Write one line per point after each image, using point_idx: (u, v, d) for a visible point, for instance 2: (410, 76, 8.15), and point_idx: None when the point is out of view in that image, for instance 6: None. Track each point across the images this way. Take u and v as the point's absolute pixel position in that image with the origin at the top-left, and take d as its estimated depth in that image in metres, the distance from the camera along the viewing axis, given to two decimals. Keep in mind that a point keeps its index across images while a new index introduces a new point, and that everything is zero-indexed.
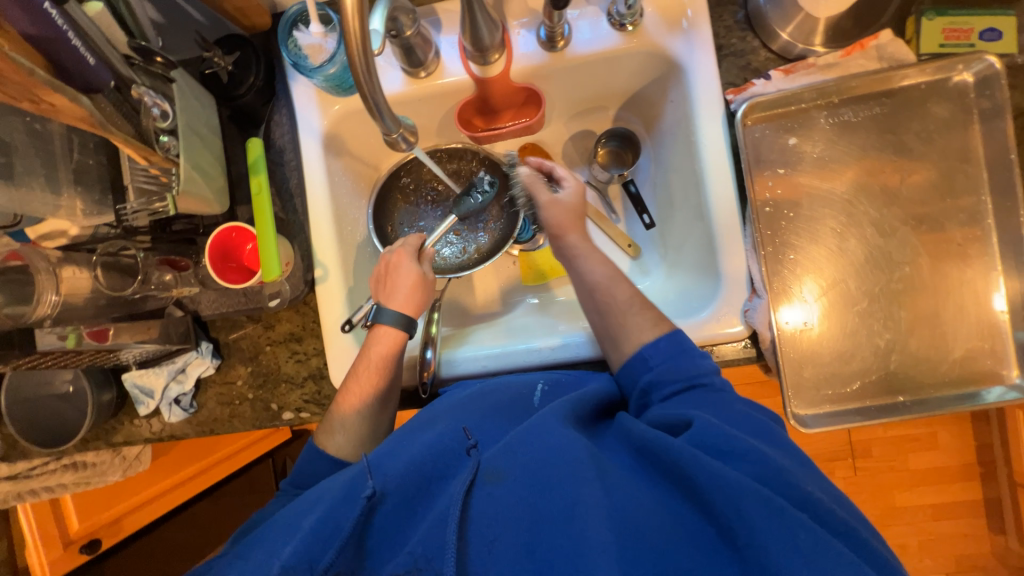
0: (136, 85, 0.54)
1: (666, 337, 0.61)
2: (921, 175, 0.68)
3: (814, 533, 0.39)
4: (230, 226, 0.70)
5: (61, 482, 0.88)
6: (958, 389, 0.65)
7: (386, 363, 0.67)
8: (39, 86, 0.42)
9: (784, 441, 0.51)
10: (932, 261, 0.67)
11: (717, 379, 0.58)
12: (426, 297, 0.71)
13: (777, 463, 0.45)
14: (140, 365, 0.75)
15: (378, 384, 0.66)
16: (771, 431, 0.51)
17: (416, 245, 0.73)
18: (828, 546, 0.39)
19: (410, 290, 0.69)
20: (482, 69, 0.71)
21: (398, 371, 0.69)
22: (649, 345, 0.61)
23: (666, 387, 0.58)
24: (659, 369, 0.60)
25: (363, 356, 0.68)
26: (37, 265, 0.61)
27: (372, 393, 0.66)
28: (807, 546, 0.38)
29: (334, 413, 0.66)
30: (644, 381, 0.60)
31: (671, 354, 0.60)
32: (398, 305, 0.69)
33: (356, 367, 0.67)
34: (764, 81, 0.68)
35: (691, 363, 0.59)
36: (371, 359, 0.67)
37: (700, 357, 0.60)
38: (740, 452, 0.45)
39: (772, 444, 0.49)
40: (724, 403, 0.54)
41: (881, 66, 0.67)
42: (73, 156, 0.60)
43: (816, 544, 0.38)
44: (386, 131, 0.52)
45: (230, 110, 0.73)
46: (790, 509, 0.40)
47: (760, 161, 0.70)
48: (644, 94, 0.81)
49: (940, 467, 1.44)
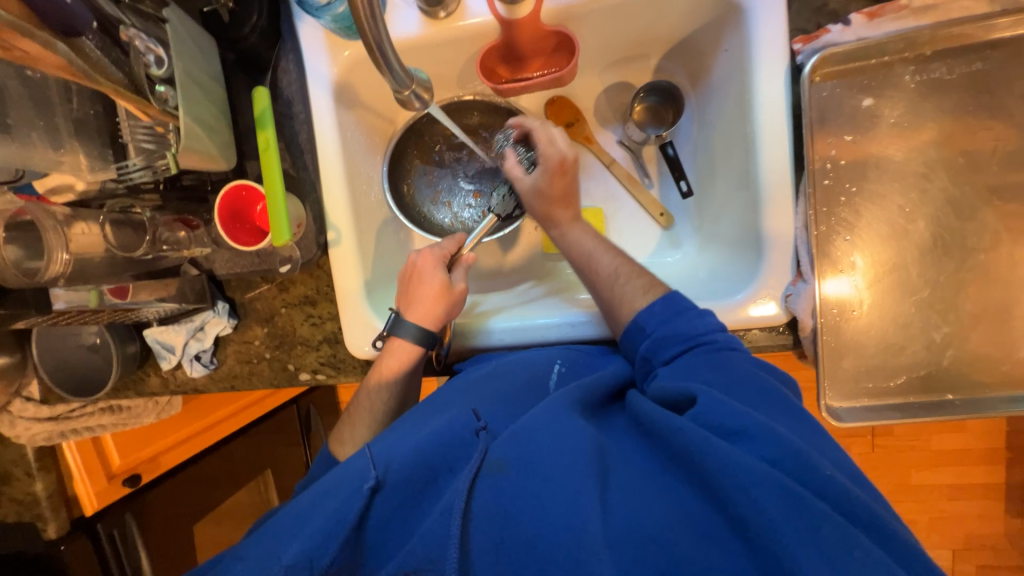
0: (125, 26, 0.49)
1: (660, 300, 0.60)
2: (1018, 146, 0.58)
3: (827, 519, 0.38)
4: (239, 184, 0.67)
5: (99, 423, 0.93)
6: (1016, 390, 0.60)
7: (394, 376, 0.66)
8: (2, 29, 0.37)
9: (791, 406, 0.48)
10: (1012, 248, 0.59)
11: (721, 336, 0.56)
12: (448, 312, 0.67)
13: (797, 444, 0.42)
14: (161, 322, 0.75)
15: (388, 391, 0.66)
16: (784, 399, 0.49)
17: (449, 253, 0.70)
18: (848, 540, 0.37)
19: (433, 303, 0.66)
20: (510, 10, 0.61)
21: (414, 376, 0.68)
22: (644, 311, 0.60)
23: (666, 351, 0.57)
24: (657, 333, 0.58)
25: (374, 371, 0.67)
26: (44, 223, 0.58)
27: (384, 399, 0.66)
28: (820, 537, 0.37)
29: (350, 421, 0.68)
30: (645, 348, 0.59)
31: (668, 316, 0.59)
32: (415, 314, 0.66)
33: (367, 383, 0.67)
34: (842, 26, 0.58)
35: (690, 324, 0.57)
36: (383, 371, 0.66)
37: (702, 315, 0.58)
38: (752, 431, 0.43)
39: (782, 415, 0.46)
40: (728, 368, 0.52)
41: (992, 9, 0.55)
42: (71, 104, 0.56)
43: (837, 540, 0.37)
44: (396, 87, 0.47)
45: (235, 54, 0.67)
46: (810, 500, 0.38)
47: (825, 126, 0.61)
48: (693, 40, 0.70)
49: (963, 449, 1.40)
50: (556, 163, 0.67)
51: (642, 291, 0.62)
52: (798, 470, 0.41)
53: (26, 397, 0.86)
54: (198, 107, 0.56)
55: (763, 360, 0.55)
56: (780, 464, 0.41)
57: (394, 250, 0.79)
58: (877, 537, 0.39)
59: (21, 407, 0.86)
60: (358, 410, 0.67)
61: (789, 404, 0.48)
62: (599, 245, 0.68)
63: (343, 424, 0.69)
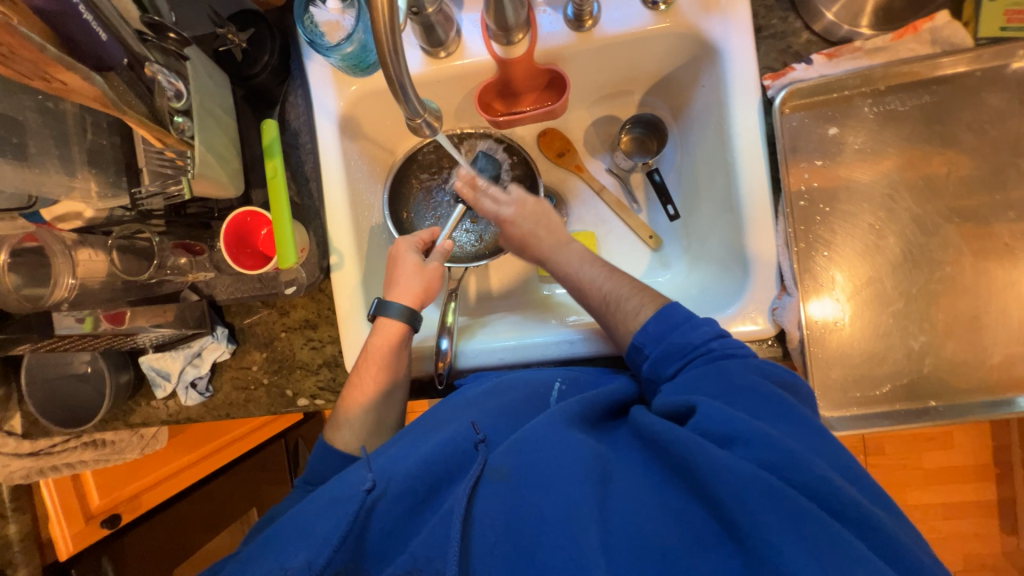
0: (150, 62, 0.52)
1: (653, 319, 0.61)
2: (969, 169, 0.64)
3: (816, 518, 0.39)
4: (245, 211, 0.68)
5: (81, 459, 0.89)
6: (993, 396, 0.63)
7: (386, 356, 0.67)
8: (50, 63, 0.40)
9: (800, 415, 0.49)
10: (974, 261, 0.64)
11: (717, 344, 0.57)
12: (425, 289, 0.70)
13: (788, 447, 0.43)
14: (157, 349, 0.75)
15: (384, 377, 0.66)
16: (787, 409, 0.49)
17: (425, 239, 0.74)
18: (836, 540, 0.38)
19: (410, 282, 0.69)
20: (505, 50, 0.67)
21: (400, 359, 0.68)
22: (640, 332, 0.61)
23: (669, 365, 0.58)
24: (655, 353, 0.60)
25: (365, 353, 0.67)
26: (52, 248, 0.60)
27: (378, 387, 0.66)
28: (810, 537, 0.38)
29: (344, 407, 0.67)
30: (647, 368, 0.60)
31: (663, 333, 0.60)
32: (395, 296, 0.69)
33: (358, 363, 0.67)
34: (805, 65, 0.64)
35: (684, 336, 0.59)
36: (372, 355, 0.66)
37: (699, 326, 0.59)
38: (746, 437, 0.45)
39: (779, 423, 0.47)
40: (725, 375, 0.53)
41: (935, 50, 0.62)
42: (87, 135, 0.59)
43: (827, 538, 0.38)
44: (410, 115, 0.49)
45: (244, 90, 0.70)
46: (796, 500, 0.40)
47: (797, 152, 0.66)
48: (672, 78, 0.77)
49: (954, 467, 1.42)
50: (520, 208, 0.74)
51: (635, 312, 0.64)
52: (789, 473, 0.42)
53: (7, 430, 0.82)
54: (211, 137, 0.59)
55: (765, 365, 0.55)
56: (771, 467, 0.42)
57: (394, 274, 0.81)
58: (869, 538, 0.40)
59: None
60: (350, 389, 0.67)
61: (791, 411, 0.48)
62: (587, 261, 0.71)
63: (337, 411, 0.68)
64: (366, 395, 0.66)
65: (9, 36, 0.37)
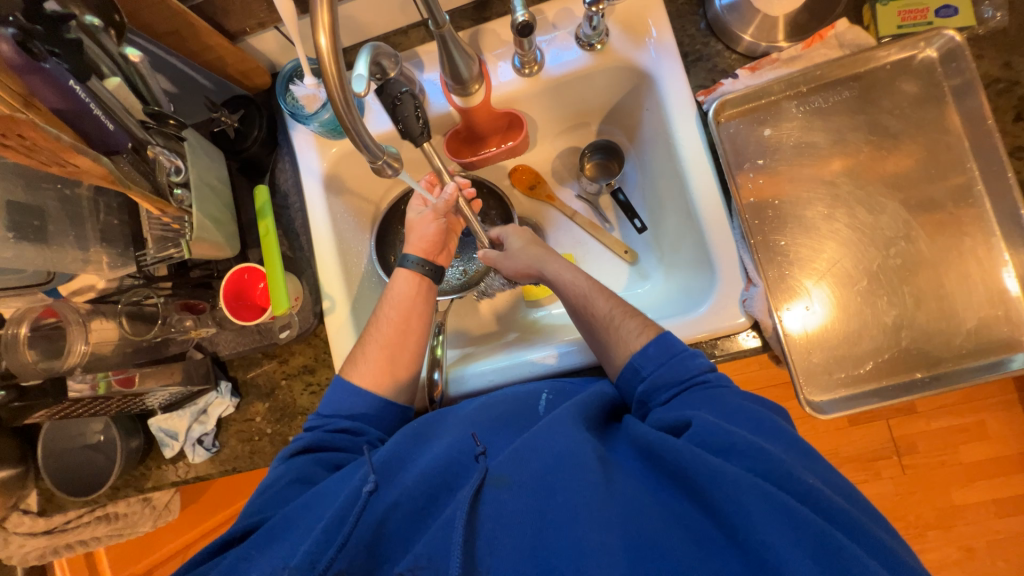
0: (152, 145, 0.61)
1: (653, 342, 0.60)
2: (902, 150, 0.68)
3: (810, 522, 0.40)
4: (242, 268, 0.74)
5: (94, 535, 0.89)
6: (977, 360, 0.63)
7: (409, 299, 0.74)
8: (65, 149, 0.48)
9: (789, 436, 0.50)
10: (928, 234, 0.67)
11: (711, 375, 0.57)
12: (429, 240, 0.78)
13: (778, 458, 0.45)
14: (166, 409, 0.78)
15: (404, 317, 0.73)
16: (776, 426, 0.50)
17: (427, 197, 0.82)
18: (831, 542, 0.39)
19: (421, 236, 0.78)
20: (465, 100, 0.74)
21: (419, 303, 0.75)
22: (638, 354, 0.61)
23: (663, 393, 0.58)
24: (653, 376, 0.59)
25: (388, 297, 0.75)
26: (68, 318, 0.67)
27: (397, 323, 0.72)
28: (806, 540, 0.39)
29: (363, 343, 0.72)
30: (640, 391, 0.60)
31: (663, 359, 0.59)
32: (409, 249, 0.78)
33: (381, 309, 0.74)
34: (731, 80, 0.71)
35: (682, 366, 0.58)
36: (395, 299, 0.74)
37: (692, 357, 0.59)
38: (741, 449, 0.46)
39: (775, 439, 0.49)
40: (720, 399, 0.54)
41: (845, 52, 0.69)
42: (99, 217, 0.67)
43: (822, 542, 0.39)
44: (372, 159, 0.55)
45: (238, 163, 0.79)
46: (792, 506, 0.41)
47: (739, 155, 0.72)
48: (621, 106, 0.84)
49: (994, 458, 1.34)
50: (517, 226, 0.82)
51: (636, 333, 0.63)
52: (782, 482, 0.43)
53: (24, 509, 0.83)
54: (208, 205, 0.67)
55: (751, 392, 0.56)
56: (768, 477, 0.44)
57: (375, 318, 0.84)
58: (863, 542, 0.41)
59: (16, 521, 0.82)
60: (369, 333, 0.72)
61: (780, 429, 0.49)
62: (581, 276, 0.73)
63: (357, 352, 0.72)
64: (388, 337, 0.71)
65: (33, 133, 0.45)
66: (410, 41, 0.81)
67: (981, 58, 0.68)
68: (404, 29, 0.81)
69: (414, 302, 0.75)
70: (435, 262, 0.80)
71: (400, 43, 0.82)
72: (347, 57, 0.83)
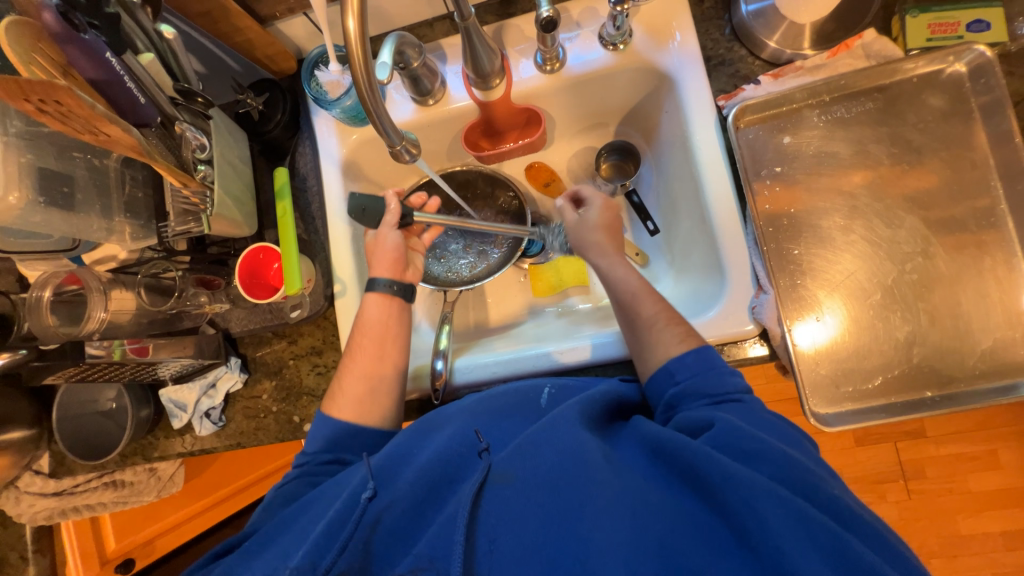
0: (179, 121, 0.62)
1: (691, 351, 0.59)
2: (925, 164, 0.67)
3: (828, 530, 0.40)
4: (258, 247, 0.76)
5: (101, 501, 0.91)
6: (990, 382, 0.62)
7: (378, 324, 0.71)
8: (98, 117, 0.49)
9: (809, 446, 0.50)
10: (946, 251, 0.66)
11: (748, 397, 0.56)
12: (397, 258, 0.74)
13: (803, 468, 0.45)
14: (176, 381, 0.80)
15: (374, 343, 0.70)
16: (799, 443, 0.51)
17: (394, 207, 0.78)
18: (853, 553, 0.39)
19: (384, 255, 0.74)
20: (485, 94, 0.75)
21: (393, 325, 0.72)
22: (674, 359, 0.60)
23: (691, 403, 0.57)
24: (687, 382, 0.58)
25: (359, 325, 0.72)
26: (90, 285, 0.68)
27: (370, 355, 0.70)
28: (822, 546, 0.39)
29: (339, 378, 0.70)
30: (669, 395, 0.59)
31: (699, 369, 0.58)
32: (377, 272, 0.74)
33: (354, 337, 0.72)
34: (754, 85, 0.71)
35: (717, 381, 0.57)
36: (365, 327, 0.71)
37: (729, 375, 0.57)
38: (763, 454, 0.46)
39: (795, 449, 0.49)
40: (745, 413, 0.53)
41: (871, 63, 0.68)
42: (125, 189, 0.69)
43: (841, 551, 0.39)
44: (390, 143, 0.56)
45: (260, 145, 0.80)
46: (810, 513, 0.41)
47: (756, 162, 0.71)
48: (640, 107, 0.84)
49: (1005, 489, 1.30)
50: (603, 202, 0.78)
51: (677, 339, 0.62)
52: (802, 490, 0.43)
53: (36, 470, 0.86)
54: (230, 183, 0.69)
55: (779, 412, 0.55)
56: (778, 478, 0.44)
57: None
58: (872, 543, 0.41)
59: (28, 480, 0.85)
60: (345, 363, 0.71)
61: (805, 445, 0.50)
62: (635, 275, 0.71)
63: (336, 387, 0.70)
64: (364, 367, 0.69)
65: (69, 99, 0.46)
66: (435, 33, 0.82)
67: (1012, 76, 0.67)
68: (429, 22, 0.82)
69: (389, 325, 0.73)
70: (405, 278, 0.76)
71: (425, 35, 0.83)
72: (372, 46, 0.84)
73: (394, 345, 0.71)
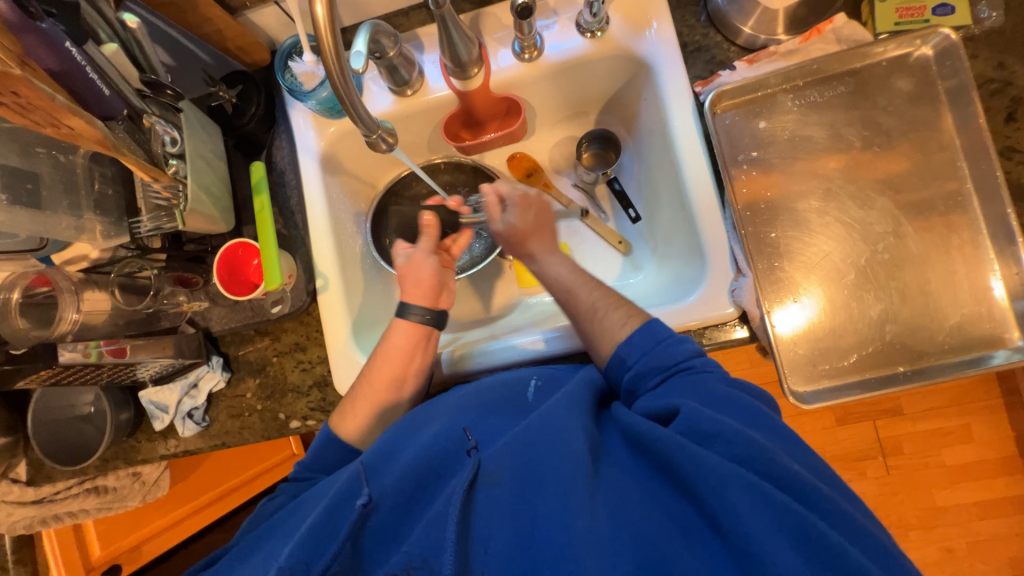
0: (147, 114, 0.61)
1: (638, 331, 0.60)
2: (894, 145, 0.69)
3: (791, 512, 0.40)
4: (236, 243, 0.75)
5: (83, 506, 0.90)
6: (958, 356, 0.64)
7: (407, 352, 0.69)
8: (59, 110, 0.48)
9: (770, 420, 0.50)
10: (917, 231, 0.67)
11: (697, 361, 0.57)
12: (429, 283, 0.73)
13: (760, 443, 0.45)
14: (156, 382, 0.78)
15: (394, 370, 0.68)
16: (765, 418, 0.50)
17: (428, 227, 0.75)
18: (815, 535, 0.40)
19: (415, 281, 0.73)
20: (464, 83, 0.74)
21: (418, 356, 0.70)
22: (625, 343, 0.61)
23: (651, 379, 0.58)
24: (639, 364, 0.59)
25: (383, 352, 0.69)
26: (61, 285, 0.67)
27: (389, 381, 0.68)
28: (787, 529, 0.40)
29: (353, 396, 0.69)
30: (628, 379, 0.59)
31: (648, 346, 0.59)
32: (409, 298, 0.73)
33: (377, 359, 0.69)
34: (730, 71, 0.72)
35: (668, 353, 0.58)
36: (392, 353, 0.69)
37: (679, 342, 0.59)
38: (726, 436, 0.46)
39: (759, 427, 0.49)
40: (702, 385, 0.54)
41: (841, 48, 0.69)
42: (93, 185, 0.67)
43: (799, 532, 0.40)
44: (366, 132, 0.56)
45: (235, 140, 0.79)
46: (775, 495, 0.41)
47: (734, 147, 0.72)
48: (620, 95, 0.85)
49: (976, 462, 1.35)
50: (521, 199, 0.74)
51: (622, 322, 0.64)
52: (765, 470, 0.43)
53: (11, 479, 0.82)
54: (203, 178, 0.67)
55: (737, 379, 0.56)
56: (752, 467, 0.44)
57: (377, 295, 0.86)
58: (849, 533, 0.42)
59: (5, 490, 0.82)
60: (363, 383, 0.69)
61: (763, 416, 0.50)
62: (576, 271, 0.72)
63: (347, 405, 0.69)
64: (380, 392, 0.68)
65: (27, 89, 0.45)
66: (411, 22, 0.81)
67: (976, 59, 0.69)
68: (405, 11, 0.81)
69: (413, 354, 0.70)
70: (438, 306, 0.74)
71: (401, 24, 0.82)
72: (347, 36, 0.82)
73: (415, 367, 0.70)
